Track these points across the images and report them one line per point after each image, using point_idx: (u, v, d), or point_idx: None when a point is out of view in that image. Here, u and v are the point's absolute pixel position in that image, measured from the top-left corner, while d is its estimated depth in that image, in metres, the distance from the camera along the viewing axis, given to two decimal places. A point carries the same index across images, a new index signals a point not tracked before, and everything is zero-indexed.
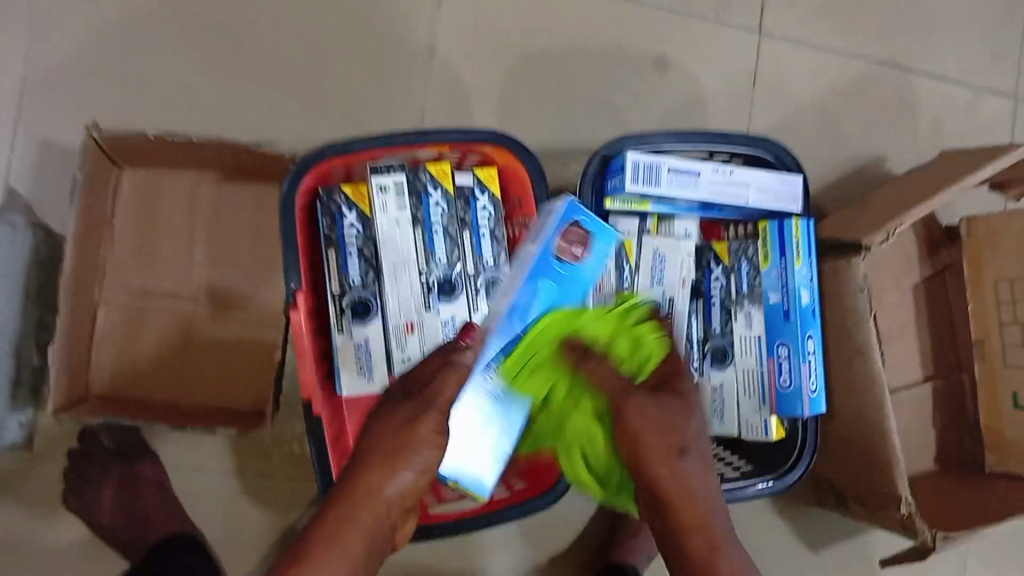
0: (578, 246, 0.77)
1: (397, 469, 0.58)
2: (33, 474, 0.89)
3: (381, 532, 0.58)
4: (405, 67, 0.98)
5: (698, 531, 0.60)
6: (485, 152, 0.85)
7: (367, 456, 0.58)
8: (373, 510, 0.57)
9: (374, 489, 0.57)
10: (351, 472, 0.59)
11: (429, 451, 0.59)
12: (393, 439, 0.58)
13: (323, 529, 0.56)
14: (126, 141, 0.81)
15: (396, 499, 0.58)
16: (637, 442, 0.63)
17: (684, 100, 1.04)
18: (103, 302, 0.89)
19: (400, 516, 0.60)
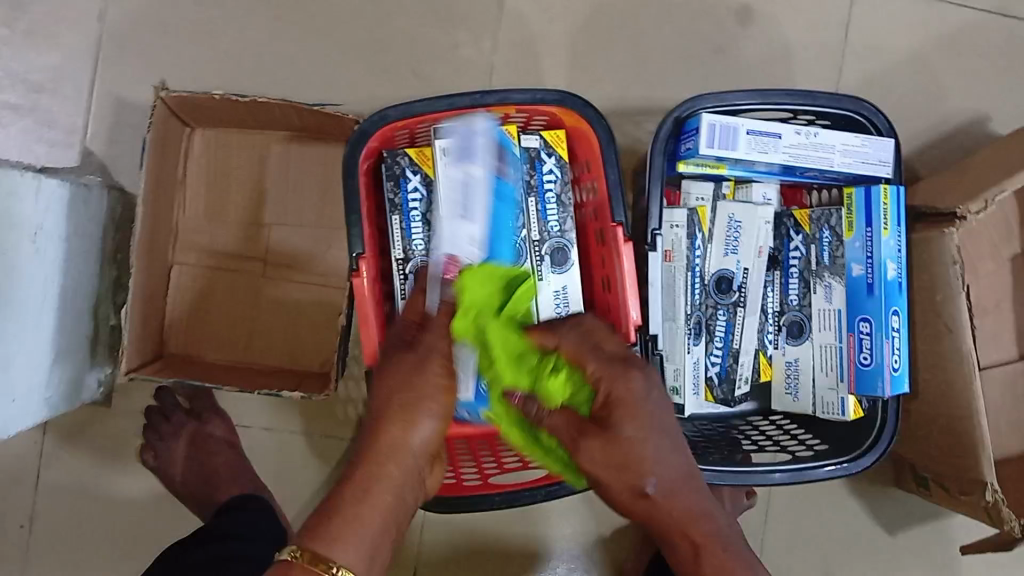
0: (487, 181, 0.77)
1: (420, 416, 0.61)
2: (113, 430, 0.92)
3: (408, 480, 0.60)
4: (472, 23, 0.94)
5: (680, 537, 0.62)
6: (551, 113, 0.82)
7: (386, 404, 0.61)
8: (398, 460, 0.60)
9: (395, 439, 0.60)
10: (372, 425, 0.61)
11: (440, 397, 0.62)
12: (405, 392, 0.61)
13: (353, 482, 0.59)
14: (191, 100, 0.79)
15: (421, 448, 0.61)
16: (607, 488, 0.64)
17: (768, 55, 0.98)
18: (176, 263, 0.90)
19: (426, 465, 0.62)
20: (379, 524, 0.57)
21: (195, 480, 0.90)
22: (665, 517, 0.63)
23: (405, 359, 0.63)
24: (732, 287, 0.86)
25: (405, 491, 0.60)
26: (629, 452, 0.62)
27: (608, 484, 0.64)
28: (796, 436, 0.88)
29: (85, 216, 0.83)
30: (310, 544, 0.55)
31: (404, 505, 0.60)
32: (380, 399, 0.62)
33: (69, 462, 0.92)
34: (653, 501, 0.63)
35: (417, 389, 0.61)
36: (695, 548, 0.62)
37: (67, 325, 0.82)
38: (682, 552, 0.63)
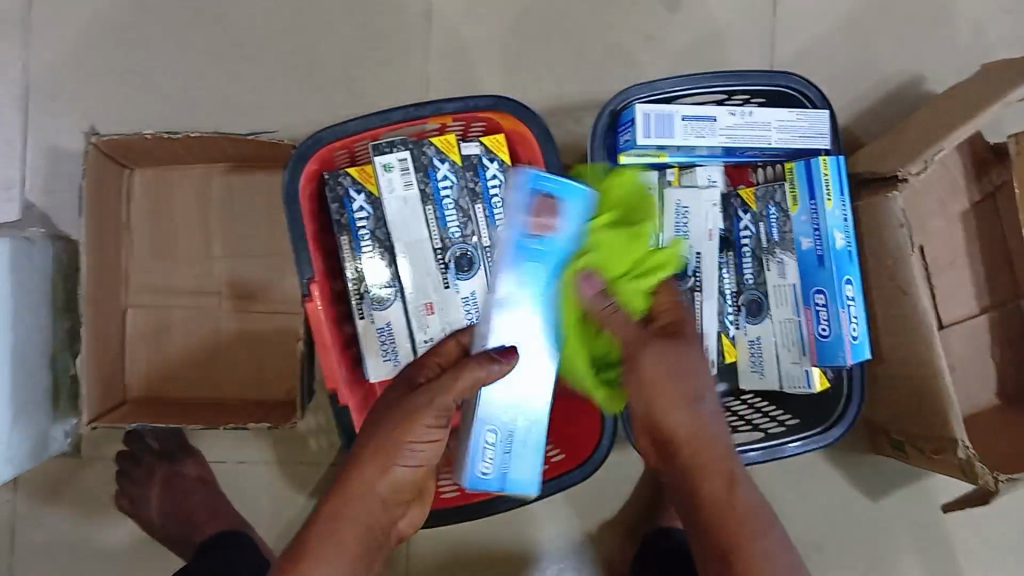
0: (548, 217, 0.64)
1: (394, 465, 0.59)
2: (84, 481, 0.91)
3: (378, 524, 0.61)
4: (402, 36, 0.94)
5: (720, 465, 0.62)
6: (489, 119, 0.82)
7: (361, 454, 0.60)
8: (366, 507, 0.60)
9: (368, 487, 0.59)
10: (348, 469, 0.61)
11: (420, 449, 0.60)
12: (381, 441, 0.59)
13: (320, 525, 0.59)
14: (124, 142, 0.79)
15: (394, 491, 0.60)
16: (661, 416, 0.63)
17: (699, 39, 0.99)
18: (130, 306, 0.90)
19: (402, 502, 0.62)
20: (345, 566, 0.58)
21: (173, 522, 0.90)
22: (704, 493, 0.63)
23: (395, 406, 0.61)
24: (688, 273, 0.85)
25: (375, 533, 0.61)
26: (679, 362, 0.63)
27: (656, 398, 0.63)
28: (768, 412, 0.89)
29: (32, 268, 0.82)
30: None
31: (374, 543, 0.61)
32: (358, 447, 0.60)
33: (44, 517, 0.91)
34: (686, 427, 0.63)
35: (395, 441, 0.59)
36: (730, 479, 0.63)
37: (24, 380, 0.81)
38: (714, 484, 0.62)
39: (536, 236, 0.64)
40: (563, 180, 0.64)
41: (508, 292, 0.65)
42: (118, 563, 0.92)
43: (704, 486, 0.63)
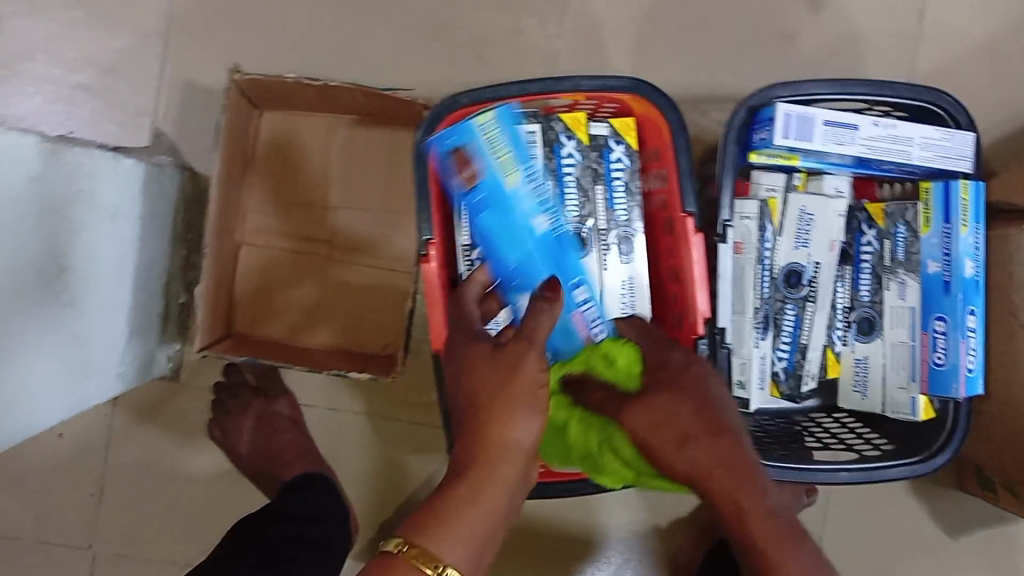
0: (467, 171, 0.79)
1: (519, 415, 0.55)
2: (180, 408, 0.94)
3: (519, 480, 0.55)
4: (537, 6, 0.93)
5: (727, 503, 0.55)
6: (621, 101, 0.81)
7: (488, 407, 0.56)
8: (510, 461, 0.55)
9: (503, 438, 0.55)
10: (475, 422, 0.56)
11: (532, 393, 0.56)
12: (503, 393, 0.56)
13: (463, 483, 0.54)
14: (264, 83, 0.79)
15: (529, 444, 0.56)
16: (664, 461, 0.58)
17: (837, 43, 0.95)
18: (244, 243, 0.91)
19: (534, 457, 0.58)
20: (489, 523, 0.53)
21: (262, 460, 0.91)
22: (729, 514, 0.55)
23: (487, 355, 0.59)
24: (802, 280, 0.85)
25: (517, 488, 0.55)
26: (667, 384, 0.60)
27: (655, 451, 0.59)
28: (861, 434, 0.87)
29: (159, 195, 0.83)
30: (417, 541, 0.51)
31: (516, 502, 0.56)
32: (486, 391, 0.56)
33: (141, 437, 0.94)
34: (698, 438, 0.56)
35: (510, 384, 0.56)
36: (744, 514, 0.54)
37: (140, 302, 0.83)
38: (713, 487, 0.55)
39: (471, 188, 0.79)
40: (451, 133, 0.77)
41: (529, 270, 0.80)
42: (204, 490, 0.95)
43: (726, 523, 0.56)
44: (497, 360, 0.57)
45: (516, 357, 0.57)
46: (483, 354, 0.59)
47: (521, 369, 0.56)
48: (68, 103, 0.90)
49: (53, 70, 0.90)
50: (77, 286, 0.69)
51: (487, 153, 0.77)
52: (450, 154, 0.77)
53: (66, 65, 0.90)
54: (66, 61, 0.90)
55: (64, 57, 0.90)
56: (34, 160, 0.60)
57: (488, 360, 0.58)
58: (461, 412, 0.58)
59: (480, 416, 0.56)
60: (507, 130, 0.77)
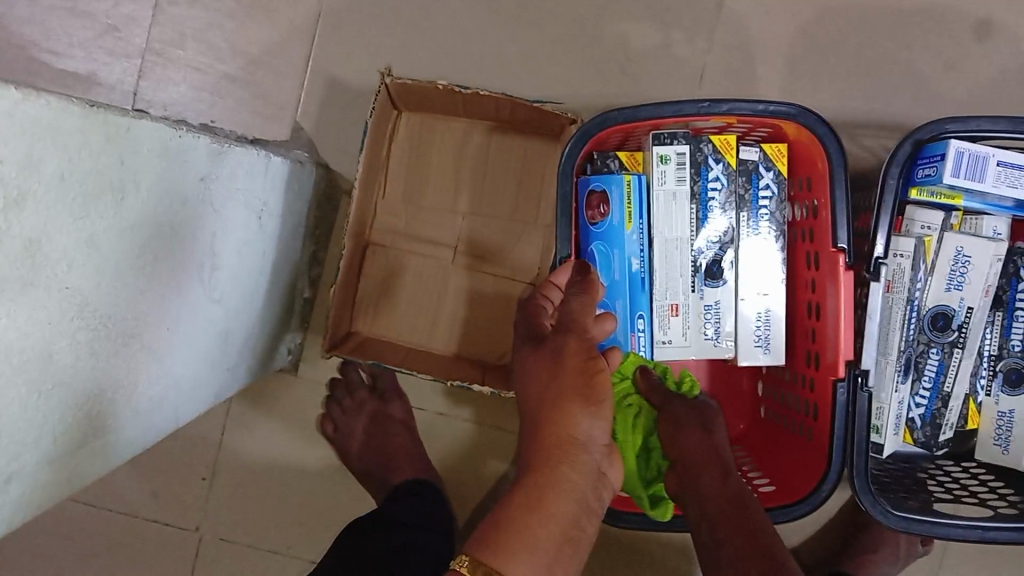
0: (600, 207, 0.80)
1: (578, 411, 0.52)
2: (295, 401, 0.95)
3: (590, 488, 0.51)
4: (687, 20, 0.90)
5: None
6: (776, 126, 0.78)
7: (544, 410, 0.52)
8: (573, 462, 0.51)
9: (567, 438, 0.51)
10: (534, 426, 0.53)
11: (585, 385, 0.52)
12: (557, 388, 0.52)
13: (525, 494, 0.50)
14: (414, 87, 0.79)
15: (597, 446, 0.52)
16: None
17: (1004, 75, 0.90)
18: (374, 243, 0.91)
19: (608, 465, 0.53)
20: (562, 536, 0.49)
21: (372, 458, 0.91)
22: None
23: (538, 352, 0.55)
24: (952, 325, 0.81)
25: (587, 492, 0.51)
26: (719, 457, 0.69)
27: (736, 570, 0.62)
28: (996, 491, 0.82)
29: (297, 192, 0.83)
30: (485, 559, 0.47)
31: (593, 510, 0.52)
32: (535, 385, 0.54)
33: (255, 426, 0.95)
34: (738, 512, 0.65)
35: (556, 375, 0.53)
36: None
37: (271, 295, 0.83)
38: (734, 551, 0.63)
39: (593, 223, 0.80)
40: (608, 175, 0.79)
41: (623, 308, 0.80)
42: (311, 483, 0.96)
43: None
44: (540, 353, 0.55)
45: (559, 346, 0.54)
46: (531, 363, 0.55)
47: (564, 360, 0.53)
48: (212, 92, 0.91)
49: (202, 59, 0.91)
50: (226, 285, 0.70)
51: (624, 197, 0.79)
52: (587, 194, 0.80)
53: (213, 54, 0.91)
54: (214, 50, 0.91)
55: (212, 46, 0.91)
56: (204, 159, 0.60)
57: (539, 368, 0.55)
58: (523, 418, 0.55)
59: (537, 419, 0.53)
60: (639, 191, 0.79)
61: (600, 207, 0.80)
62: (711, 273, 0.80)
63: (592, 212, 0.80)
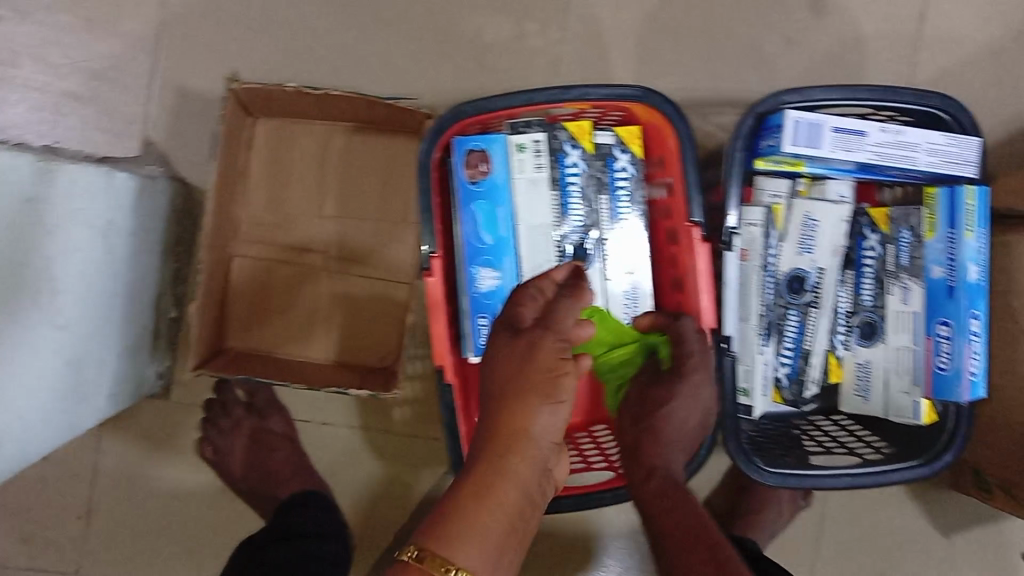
0: (483, 166, 0.78)
1: (535, 405, 0.52)
2: (173, 424, 0.92)
3: (536, 479, 0.51)
4: (537, 9, 0.92)
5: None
6: (627, 109, 0.80)
7: (502, 399, 0.53)
8: (523, 453, 0.51)
9: (515, 430, 0.51)
10: (491, 415, 0.53)
11: (548, 380, 0.53)
12: (516, 378, 0.53)
13: (474, 480, 0.50)
14: (263, 92, 0.77)
15: (547, 438, 0.52)
16: None
17: (838, 48, 0.95)
18: (239, 254, 0.89)
19: (552, 455, 0.53)
20: (509, 522, 0.49)
21: (257, 476, 0.89)
22: None
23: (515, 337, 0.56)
24: (806, 287, 0.85)
25: (532, 483, 0.51)
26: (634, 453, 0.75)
27: None
28: (863, 438, 0.87)
29: (150, 209, 0.80)
30: (432, 547, 0.47)
31: (534, 499, 0.52)
32: (492, 377, 0.55)
33: (132, 454, 0.92)
34: (672, 503, 0.69)
35: (528, 362, 0.53)
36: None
37: (131, 314, 0.79)
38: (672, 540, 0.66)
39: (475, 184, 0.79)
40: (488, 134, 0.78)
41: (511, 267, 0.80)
42: (197, 507, 0.93)
43: None
44: (515, 344, 0.55)
45: (534, 341, 0.55)
46: (503, 346, 0.56)
47: (537, 354, 0.54)
48: (52, 109, 0.87)
49: (40, 75, 0.86)
50: (71, 309, 0.66)
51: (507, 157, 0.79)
52: (466, 154, 0.78)
53: (49, 70, 0.86)
54: (52, 66, 0.87)
55: (47, 61, 0.86)
56: (27, 178, 0.57)
57: (507, 351, 0.55)
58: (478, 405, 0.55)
59: (496, 404, 0.53)
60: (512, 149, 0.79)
61: (481, 166, 0.78)
62: (577, 256, 0.81)
63: (473, 172, 0.78)
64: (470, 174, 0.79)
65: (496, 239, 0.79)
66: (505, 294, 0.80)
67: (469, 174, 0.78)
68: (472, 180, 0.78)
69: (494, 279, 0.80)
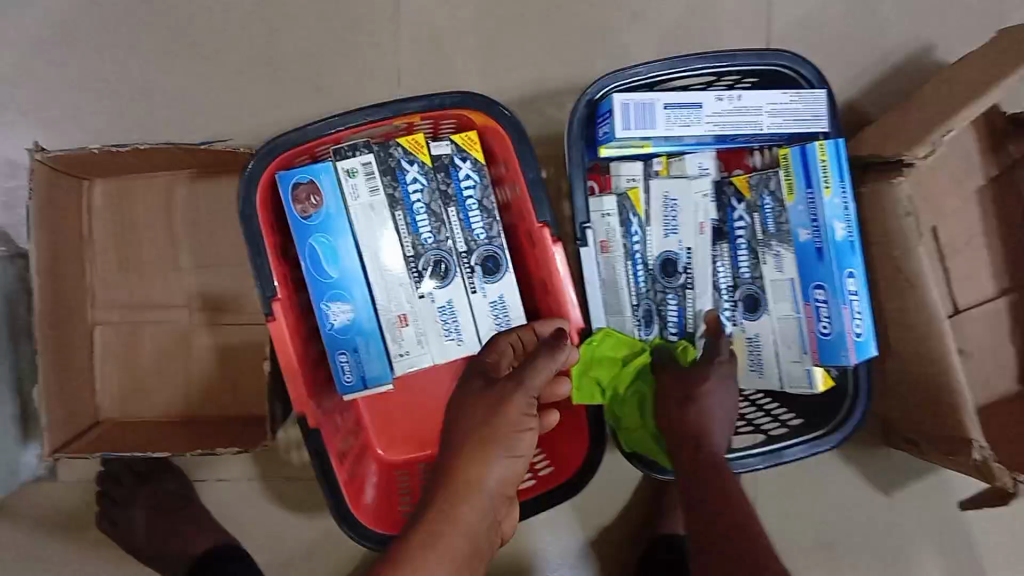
0: (314, 200, 0.75)
1: (495, 457, 0.57)
2: (66, 504, 0.89)
3: (485, 525, 0.56)
4: (369, 24, 0.89)
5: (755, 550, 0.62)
6: (458, 116, 0.76)
7: (463, 448, 0.58)
8: (471, 501, 0.56)
9: (468, 480, 0.56)
10: (450, 461, 0.58)
11: (513, 434, 0.58)
12: (481, 433, 0.58)
13: (428, 525, 0.55)
14: (73, 157, 0.74)
15: (496, 487, 0.57)
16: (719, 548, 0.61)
17: (688, 14, 0.92)
18: (100, 322, 0.87)
19: (501, 506, 0.58)
20: (462, 553, 0.54)
21: (161, 543, 0.87)
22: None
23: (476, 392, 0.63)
24: (679, 269, 0.82)
25: (483, 530, 0.56)
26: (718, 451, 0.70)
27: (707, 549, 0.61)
28: (773, 412, 0.85)
29: None
30: None
31: (481, 549, 0.56)
32: (460, 434, 0.59)
33: (29, 541, 0.89)
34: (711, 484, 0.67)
35: (495, 418, 0.59)
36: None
37: None
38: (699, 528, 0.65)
39: (310, 219, 0.75)
40: (313, 165, 0.75)
41: (364, 296, 0.78)
42: None
43: None
44: (486, 398, 0.61)
45: (503, 394, 0.61)
46: (476, 392, 0.63)
47: (504, 406, 0.59)
48: None
49: None
50: None
51: (337, 187, 0.75)
52: (292, 190, 0.74)
53: None
54: None
55: None
56: None
57: (478, 398, 0.62)
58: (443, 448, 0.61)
59: (455, 454, 0.58)
60: (341, 177, 0.75)
61: (311, 200, 0.75)
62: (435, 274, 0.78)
63: (304, 207, 0.75)
64: (302, 210, 0.75)
65: (341, 272, 0.77)
66: (361, 325, 0.78)
67: (301, 210, 0.75)
68: (305, 216, 0.75)
69: (347, 314, 0.77)
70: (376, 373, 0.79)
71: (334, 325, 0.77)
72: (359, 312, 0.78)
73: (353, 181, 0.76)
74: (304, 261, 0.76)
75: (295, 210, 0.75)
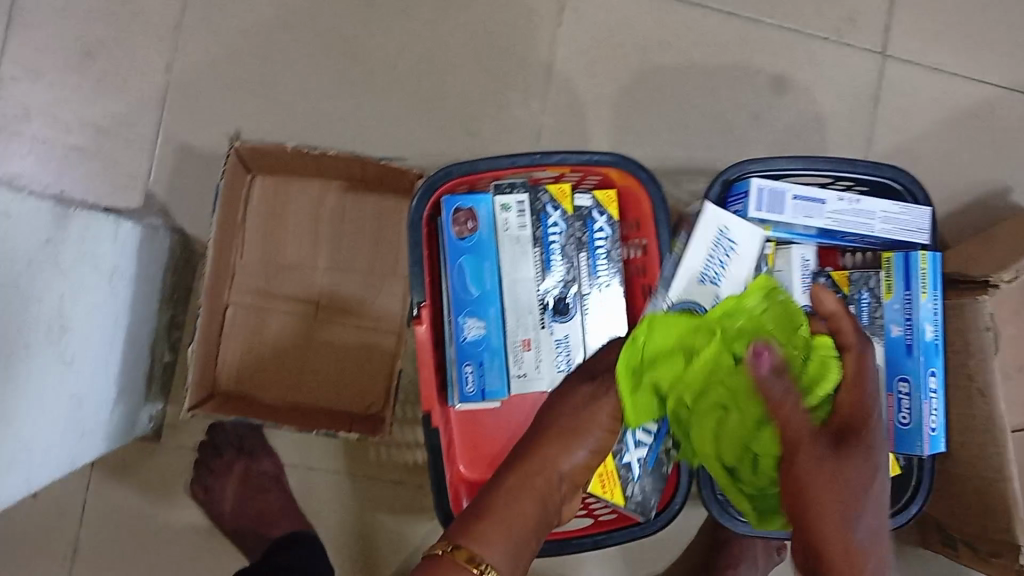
0: (470, 223, 0.84)
1: (576, 448, 0.62)
2: (158, 467, 0.93)
3: (552, 500, 0.59)
4: (522, 83, 0.99)
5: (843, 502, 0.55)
6: (604, 174, 0.86)
7: (550, 432, 0.63)
8: (547, 475, 0.60)
9: (550, 458, 0.61)
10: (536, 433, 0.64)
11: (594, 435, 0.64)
12: (570, 420, 0.64)
13: (507, 485, 0.58)
14: (265, 150, 0.82)
15: (570, 473, 0.62)
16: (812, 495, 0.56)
17: (801, 124, 1.03)
18: (234, 303, 0.93)
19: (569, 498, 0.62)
20: (531, 525, 0.55)
21: (244, 519, 0.92)
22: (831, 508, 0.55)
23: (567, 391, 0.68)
24: None
25: (551, 505, 0.59)
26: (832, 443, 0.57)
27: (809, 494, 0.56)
28: None
29: (150, 258, 0.84)
30: (464, 543, 0.52)
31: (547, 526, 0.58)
32: (550, 418, 0.65)
33: (117, 497, 0.93)
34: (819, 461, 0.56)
35: (583, 415, 0.65)
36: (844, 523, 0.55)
37: (130, 362, 0.82)
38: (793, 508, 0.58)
39: (463, 240, 0.84)
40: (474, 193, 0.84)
41: (496, 317, 0.84)
42: (180, 551, 0.94)
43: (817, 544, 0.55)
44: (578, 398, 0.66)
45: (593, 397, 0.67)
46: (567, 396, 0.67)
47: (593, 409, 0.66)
48: (63, 164, 0.93)
49: (48, 131, 0.93)
50: (77, 344, 0.69)
51: (491, 216, 0.84)
52: (454, 212, 0.83)
53: (64, 128, 0.93)
54: (62, 124, 0.93)
55: (63, 120, 0.93)
56: (48, 222, 0.62)
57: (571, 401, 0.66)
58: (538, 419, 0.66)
59: (544, 434, 0.63)
60: (496, 207, 0.84)
61: (468, 224, 0.84)
62: (558, 308, 0.85)
63: (460, 229, 0.84)
64: (458, 231, 0.84)
65: (481, 292, 0.84)
66: (489, 342, 0.84)
67: (458, 230, 0.84)
68: (460, 236, 0.84)
69: (479, 332, 0.84)
70: (494, 389, 0.84)
71: (467, 340, 0.84)
72: (490, 331, 0.84)
73: (505, 214, 0.84)
74: (450, 277, 0.84)
75: (451, 230, 0.84)
